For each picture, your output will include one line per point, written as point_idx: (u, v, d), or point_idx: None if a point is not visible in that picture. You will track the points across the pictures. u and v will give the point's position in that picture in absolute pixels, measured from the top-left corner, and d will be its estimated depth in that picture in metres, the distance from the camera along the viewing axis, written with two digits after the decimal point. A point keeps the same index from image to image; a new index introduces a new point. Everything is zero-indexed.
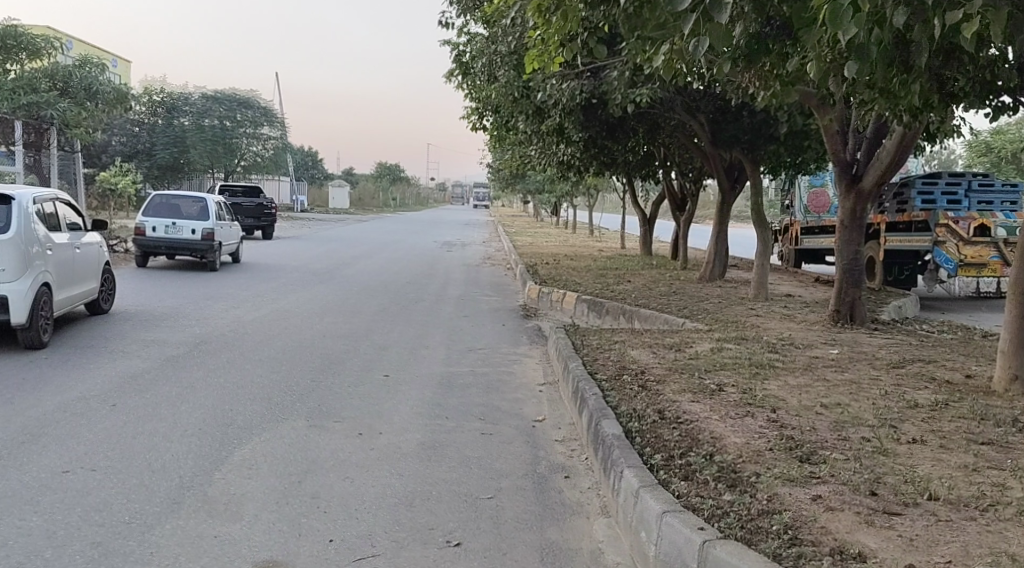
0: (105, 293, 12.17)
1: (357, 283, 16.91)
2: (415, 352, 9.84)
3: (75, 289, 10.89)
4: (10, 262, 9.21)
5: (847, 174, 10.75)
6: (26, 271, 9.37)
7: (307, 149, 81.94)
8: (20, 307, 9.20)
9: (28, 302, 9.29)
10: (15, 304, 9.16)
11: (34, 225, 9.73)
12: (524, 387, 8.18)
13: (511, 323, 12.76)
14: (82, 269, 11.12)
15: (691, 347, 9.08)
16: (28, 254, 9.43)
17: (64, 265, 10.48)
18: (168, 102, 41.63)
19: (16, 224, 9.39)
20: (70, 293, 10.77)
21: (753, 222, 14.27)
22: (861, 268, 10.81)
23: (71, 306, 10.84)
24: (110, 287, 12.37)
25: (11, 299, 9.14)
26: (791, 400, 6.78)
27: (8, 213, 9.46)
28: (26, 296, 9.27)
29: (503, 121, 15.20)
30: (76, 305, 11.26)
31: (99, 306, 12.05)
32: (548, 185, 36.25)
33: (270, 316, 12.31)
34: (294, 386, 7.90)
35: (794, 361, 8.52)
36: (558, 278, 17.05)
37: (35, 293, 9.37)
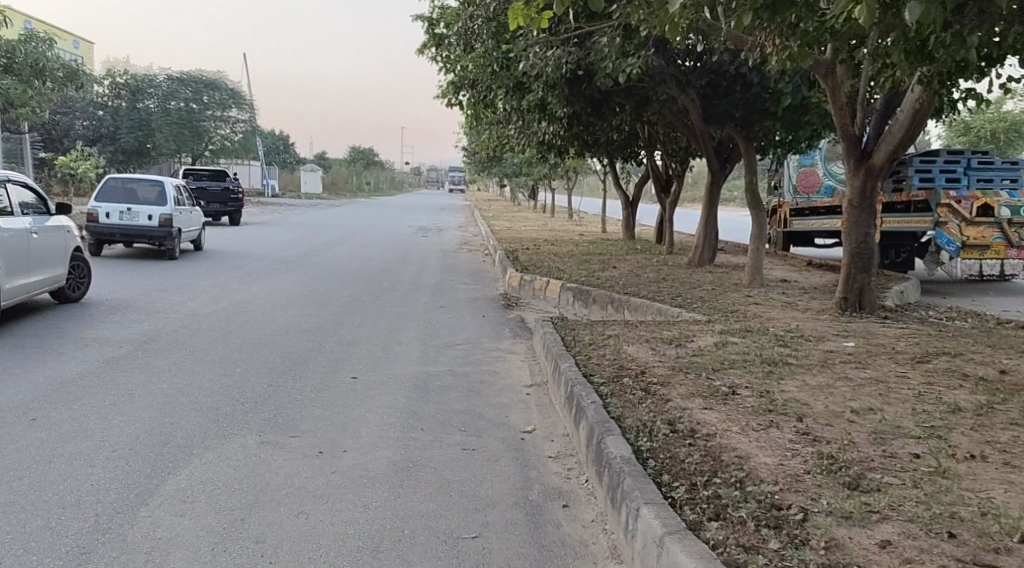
0: (73, 281, 11.29)
1: (327, 272, 15.90)
2: (387, 350, 8.88)
3: (36, 277, 10.03)
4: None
5: (856, 149, 9.89)
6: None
7: (278, 133, 80.30)
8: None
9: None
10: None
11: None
12: (509, 391, 7.26)
13: (491, 314, 11.84)
14: (44, 255, 10.24)
15: (692, 341, 8.21)
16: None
17: (18, 252, 9.61)
18: (131, 85, 40.25)
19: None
20: (30, 282, 9.92)
21: (747, 204, 13.41)
22: (870, 251, 9.98)
23: (30, 294, 9.97)
24: (80, 274, 11.49)
25: None
26: (817, 406, 5.90)
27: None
28: None
29: (481, 97, 14.20)
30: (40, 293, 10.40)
31: (65, 294, 11.14)
32: (526, 166, 35.26)
33: (229, 309, 11.31)
34: (249, 393, 6.92)
35: (809, 356, 7.65)
36: (539, 265, 16.18)
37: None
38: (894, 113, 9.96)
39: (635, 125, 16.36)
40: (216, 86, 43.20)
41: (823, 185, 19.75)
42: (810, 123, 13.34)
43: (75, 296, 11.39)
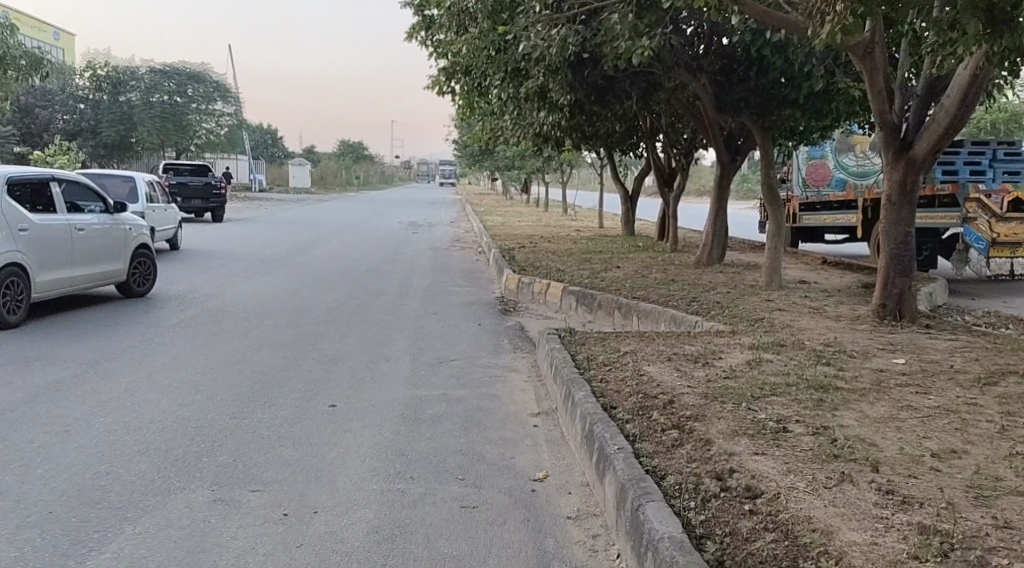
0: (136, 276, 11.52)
1: (311, 274, 14.82)
2: (370, 368, 7.83)
3: (80, 270, 10.33)
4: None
5: (895, 139, 8.87)
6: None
7: (265, 127, 78.97)
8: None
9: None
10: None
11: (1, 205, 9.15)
12: (513, 422, 6.21)
13: (487, 322, 10.79)
14: (91, 249, 10.50)
15: (720, 359, 7.18)
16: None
17: (57, 245, 9.90)
18: (112, 77, 38.80)
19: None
20: (75, 275, 10.25)
21: (764, 200, 12.38)
22: (910, 253, 8.99)
23: (74, 287, 10.26)
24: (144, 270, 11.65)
25: None
26: (890, 452, 4.85)
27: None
28: None
29: (476, 83, 13.16)
30: (94, 285, 10.71)
31: (132, 288, 11.43)
32: (521, 160, 34.14)
33: (198, 318, 10.26)
34: (205, 427, 5.87)
35: (858, 378, 6.66)
36: (538, 265, 15.17)
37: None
38: (937, 98, 8.93)
39: (639, 113, 15.33)
40: (201, 78, 41.87)
41: (834, 178, 18.76)
42: (832, 112, 12.32)
43: (142, 289, 11.71)
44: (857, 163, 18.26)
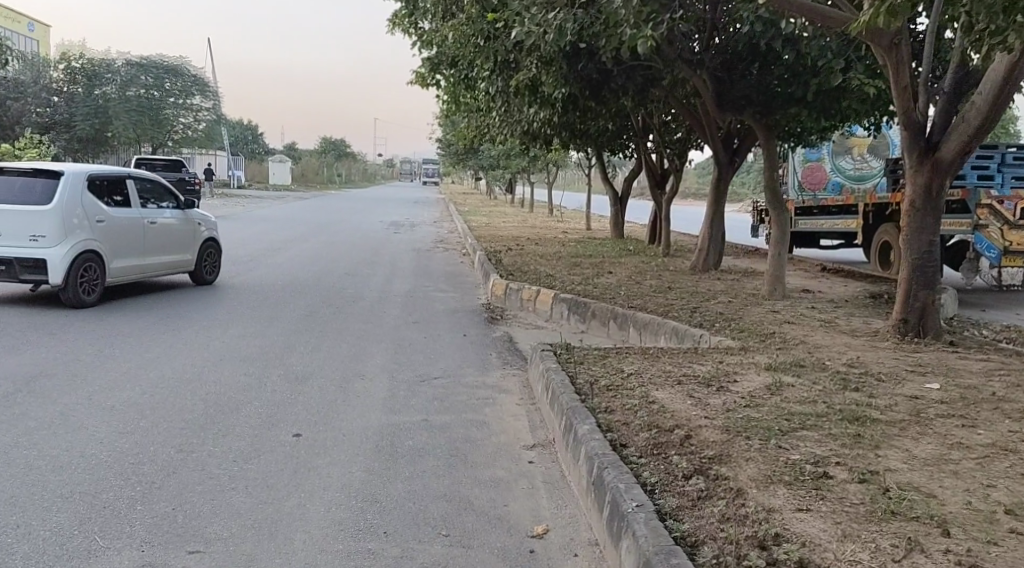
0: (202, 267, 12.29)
1: (285, 276, 13.98)
2: (343, 387, 7.04)
3: (152, 259, 11.22)
4: (48, 228, 9.69)
5: (919, 138, 8.13)
6: (64, 237, 9.78)
7: (246, 123, 77.72)
8: (54, 270, 9.64)
9: (65, 265, 9.68)
10: (48, 265, 9.63)
11: (81, 198, 10.10)
12: (504, 456, 5.42)
13: (473, 333, 9.99)
14: (164, 241, 11.43)
15: (736, 382, 6.41)
16: (69, 223, 9.80)
17: (132, 235, 10.84)
18: (87, 70, 38.03)
19: (57, 194, 9.79)
20: (148, 263, 11.17)
21: (767, 204, 11.64)
22: (935, 263, 8.26)
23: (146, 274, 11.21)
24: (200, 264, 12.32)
25: (49, 260, 9.63)
26: (956, 509, 4.08)
27: (53, 186, 9.92)
28: (64, 259, 9.71)
29: (463, 76, 12.39)
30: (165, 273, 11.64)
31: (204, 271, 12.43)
32: (506, 159, 33.28)
33: (157, 326, 9.42)
34: (146, 463, 5.10)
35: (894, 407, 5.90)
36: (525, 269, 14.38)
37: (73, 257, 9.72)
38: (966, 93, 8.16)
39: (633, 111, 14.63)
40: (178, 72, 40.79)
41: (832, 182, 18.12)
42: (841, 112, 11.63)
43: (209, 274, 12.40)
44: (856, 166, 17.59)
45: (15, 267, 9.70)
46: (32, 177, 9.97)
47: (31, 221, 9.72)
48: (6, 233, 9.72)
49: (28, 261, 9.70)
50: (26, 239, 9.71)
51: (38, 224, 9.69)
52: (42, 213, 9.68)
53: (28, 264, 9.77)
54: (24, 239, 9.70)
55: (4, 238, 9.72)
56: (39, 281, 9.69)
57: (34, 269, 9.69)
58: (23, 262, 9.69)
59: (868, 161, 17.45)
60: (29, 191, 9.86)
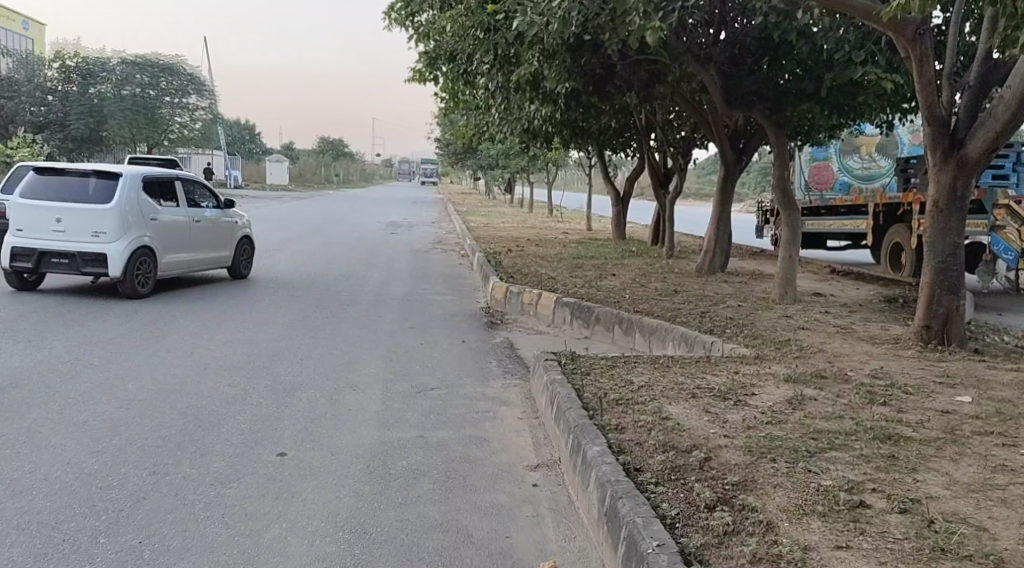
0: (240, 260, 12.98)
1: (278, 279, 13.56)
2: (334, 399, 6.62)
3: (194, 255, 11.87)
4: (108, 225, 10.33)
5: (944, 136, 7.70)
6: (123, 233, 10.43)
7: (243, 123, 77.26)
8: (114, 264, 10.30)
9: (124, 260, 10.33)
10: (109, 260, 10.28)
11: (136, 197, 10.73)
12: (506, 478, 4.99)
13: (472, 339, 9.57)
14: (207, 238, 12.15)
15: (754, 395, 5.97)
16: (128, 220, 10.46)
17: (178, 232, 11.50)
18: (83, 68, 37.35)
19: (117, 194, 10.43)
20: (191, 259, 11.81)
21: (778, 204, 11.21)
22: (960, 266, 7.82)
23: (189, 270, 11.88)
24: (238, 256, 12.99)
25: (109, 255, 10.28)
26: (1012, 545, 3.65)
27: (111, 185, 10.55)
28: (122, 254, 10.37)
29: (462, 72, 11.99)
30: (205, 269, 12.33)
31: (240, 267, 13.05)
32: (505, 158, 32.81)
33: (141, 331, 8.99)
34: (114, 487, 4.67)
35: (928, 423, 5.46)
36: (525, 271, 13.95)
37: (131, 252, 10.38)
38: (993, 88, 7.72)
39: (637, 108, 14.26)
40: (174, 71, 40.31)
41: (839, 181, 17.86)
42: (854, 109, 11.22)
43: (242, 269, 13.02)
44: (862, 166, 17.42)
45: (76, 261, 10.34)
46: (90, 176, 10.57)
47: (92, 218, 10.35)
48: (68, 229, 10.34)
49: (89, 255, 10.32)
50: (87, 235, 10.34)
51: (98, 221, 10.31)
52: (103, 212, 10.31)
53: (87, 259, 10.40)
54: (85, 235, 10.34)
55: (66, 235, 10.34)
56: (97, 273, 10.33)
57: (94, 263, 10.34)
58: (84, 257, 10.32)
59: (875, 160, 17.25)
60: (89, 190, 10.47)
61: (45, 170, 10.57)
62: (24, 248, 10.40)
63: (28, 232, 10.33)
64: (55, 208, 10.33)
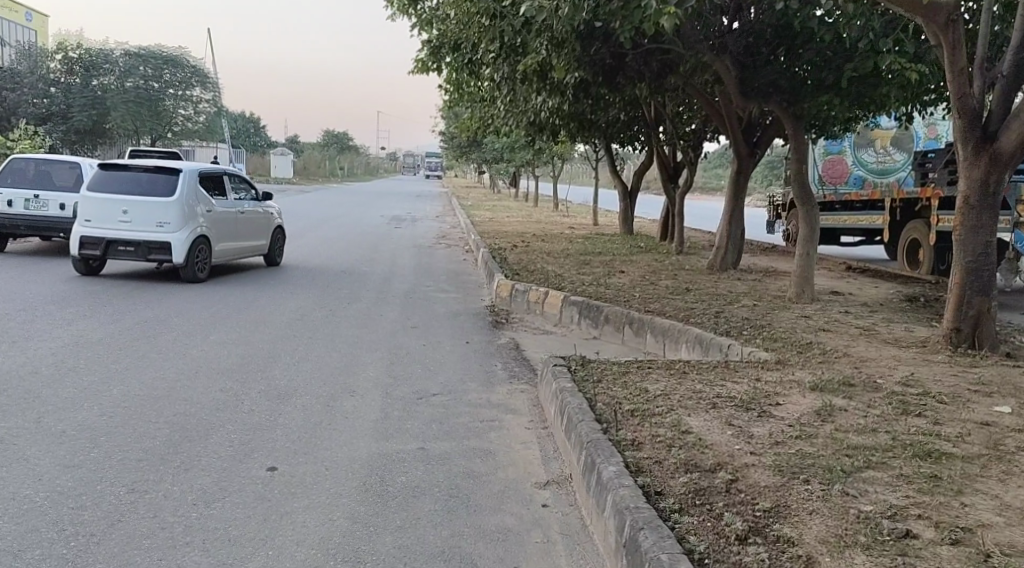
0: (275, 248, 13.97)
1: (277, 276, 13.18)
2: (331, 405, 6.24)
3: (241, 243, 12.88)
4: (171, 216, 11.35)
5: (976, 128, 7.27)
6: (183, 223, 11.46)
7: (247, 116, 76.82)
8: (177, 251, 11.33)
9: (186, 248, 11.35)
10: (172, 247, 11.29)
11: (194, 191, 11.76)
12: (514, 497, 4.61)
13: (477, 339, 9.20)
14: (251, 226, 13.15)
15: (779, 406, 5.58)
16: (188, 211, 11.49)
17: (228, 222, 12.52)
18: (85, 60, 36.95)
19: (179, 188, 11.46)
20: (238, 247, 12.83)
21: (795, 199, 10.79)
22: (992, 266, 7.40)
23: (235, 257, 12.85)
24: (273, 244, 13.93)
25: (173, 244, 11.28)
26: None
27: (172, 180, 11.57)
28: (184, 242, 11.38)
29: (466, 62, 11.58)
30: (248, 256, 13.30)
31: (274, 254, 14.01)
32: (510, 151, 32.32)
33: (133, 330, 8.65)
34: (87, 508, 4.29)
35: (969, 437, 5.06)
36: (532, 268, 13.56)
37: (192, 241, 11.40)
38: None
39: (646, 100, 13.87)
40: (177, 63, 39.74)
41: (853, 176, 17.51)
42: (874, 100, 10.80)
43: (276, 257, 13.97)
44: (878, 160, 16.96)
45: (141, 249, 11.34)
46: (153, 173, 11.57)
47: (156, 209, 11.37)
48: (134, 221, 11.34)
49: (154, 244, 11.32)
50: (151, 225, 11.34)
51: (162, 212, 11.32)
52: (167, 204, 11.32)
53: (151, 247, 11.41)
54: (149, 225, 11.36)
55: (133, 225, 11.33)
56: (162, 260, 11.32)
57: (158, 251, 11.35)
58: (148, 245, 11.32)
59: (891, 154, 16.71)
60: (152, 184, 11.46)
61: (110, 167, 11.55)
62: (92, 238, 11.38)
63: (98, 223, 11.33)
64: (122, 201, 11.34)
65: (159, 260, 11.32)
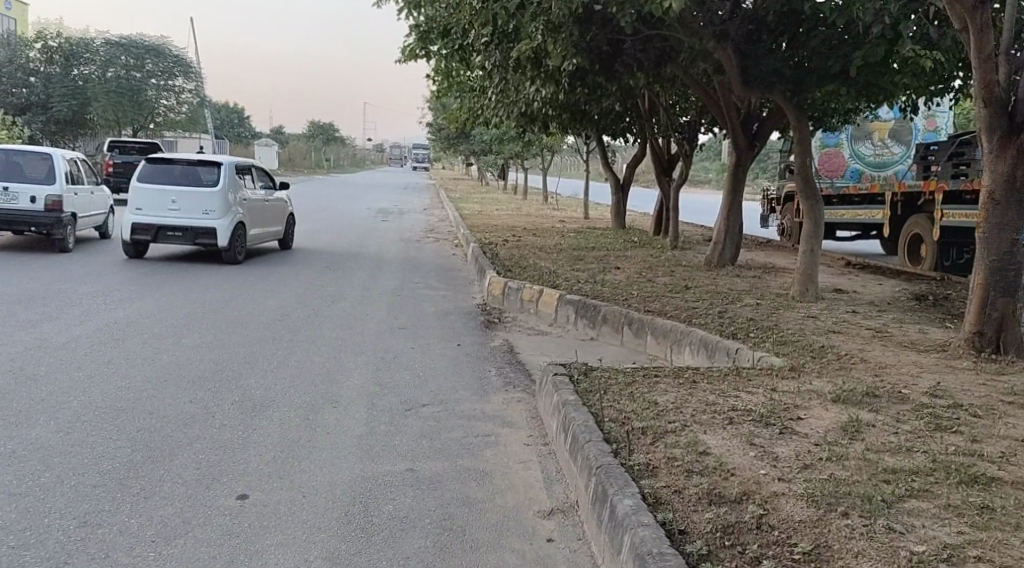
0: (288, 233, 15.17)
1: (258, 272, 12.63)
2: (311, 418, 5.73)
3: (265, 228, 14.09)
4: (216, 204, 12.50)
5: (1003, 118, 6.79)
6: (226, 211, 12.60)
7: (231, 108, 75.87)
8: (222, 235, 12.47)
9: (229, 233, 12.49)
10: (218, 232, 12.42)
11: (232, 183, 12.93)
12: (514, 530, 4.13)
13: (469, 341, 8.72)
14: (272, 212, 14.34)
15: (802, 420, 5.11)
16: (230, 201, 12.65)
17: (257, 209, 13.74)
18: (65, 49, 35.89)
19: (222, 179, 12.62)
20: (262, 231, 14.02)
21: (800, 192, 10.31)
22: (1020, 265, 6.95)
23: (260, 242, 13.99)
24: (286, 231, 15.08)
25: (218, 229, 12.40)
26: None
27: (215, 172, 12.73)
28: (227, 228, 12.49)
29: (457, 48, 11.06)
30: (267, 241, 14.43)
31: (287, 240, 15.20)
32: (499, 143, 31.77)
33: (103, 332, 8.12)
34: (30, 547, 3.81)
35: (1014, 457, 4.61)
36: (523, 264, 13.06)
37: (234, 226, 12.55)
38: None
39: (642, 90, 13.38)
40: (158, 52, 38.90)
41: (850, 169, 17.00)
42: (882, 90, 10.34)
43: (288, 242, 15.15)
44: (875, 153, 16.76)
45: (188, 234, 12.44)
46: (196, 165, 12.69)
47: (201, 198, 12.50)
48: (182, 208, 12.46)
49: (200, 230, 12.43)
50: (197, 212, 12.44)
51: (207, 200, 12.47)
52: (212, 193, 12.43)
53: (196, 233, 12.52)
54: (195, 212, 12.48)
55: (181, 212, 12.44)
56: (207, 244, 12.41)
57: (204, 236, 12.46)
58: (195, 230, 12.43)
59: (888, 146, 16.80)
60: (196, 175, 12.59)
61: (157, 160, 12.62)
62: (142, 224, 12.46)
63: (148, 210, 12.41)
64: (172, 190, 12.46)
65: (204, 244, 12.41)
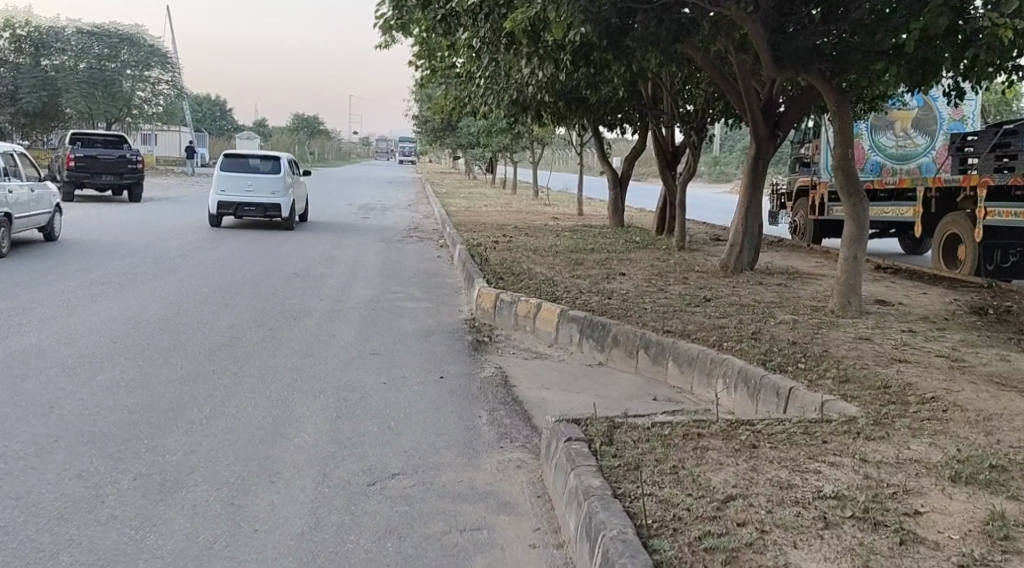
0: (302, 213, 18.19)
1: (214, 281, 11.06)
2: (236, 506, 4.17)
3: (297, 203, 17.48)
4: (280, 186, 16.13)
5: None
6: (287, 192, 16.23)
7: (212, 101, 73.80)
8: (285, 209, 16.06)
9: (289, 207, 16.05)
10: (282, 206, 15.98)
11: (289, 173, 16.57)
12: None
13: (455, 370, 7.21)
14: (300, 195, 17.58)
15: (927, 520, 3.61)
16: (289, 184, 16.30)
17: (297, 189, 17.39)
18: (34, 37, 34.20)
19: (283, 169, 16.28)
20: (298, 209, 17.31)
21: (841, 188, 8.84)
22: None
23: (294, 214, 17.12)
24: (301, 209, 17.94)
25: (281, 202, 15.92)
26: None
27: (276, 164, 16.41)
28: (287, 202, 16.01)
29: (441, 19, 9.18)
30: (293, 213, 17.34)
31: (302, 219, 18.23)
32: (489, 136, 30.11)
33: (3, 365, 6.58)
34: None
35: None
36: (515, 270, 11.52)
37: (293, 203, 16.10)
38: None
39: (649, 72, 11.88)
40: (134, 42, 36.30)
41: (871, 162, 15.67)
42: (936, 69, 8.86)
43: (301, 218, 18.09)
44: (898, 144, 15.31)
45: (260, 208, 16.03)
46: (262, 159, 16.40)
47: (268, 182, 16.12)
48: (254, 190, 16.07)
49: (270, 205, 16.03)
50: (267, 193, 16.06)
51: (273, 183, 16.09)
52: (276, 177, 16.08)
53: (266, 208, 16.13)
54: (264, 192, 16.09)
55: (254, 192, 16.04)
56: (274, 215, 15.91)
57: (272, 210, 16.03)
58: (265, 206, 16.00)
59: (911, 136, 15.16)
60: (263, 166, 16.30)
61: (233, 155, 16.33)
62: (225, 202, 16.00)
63: (230, 191, 15.96)
64: (248, 177, 16.09)
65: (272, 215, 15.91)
